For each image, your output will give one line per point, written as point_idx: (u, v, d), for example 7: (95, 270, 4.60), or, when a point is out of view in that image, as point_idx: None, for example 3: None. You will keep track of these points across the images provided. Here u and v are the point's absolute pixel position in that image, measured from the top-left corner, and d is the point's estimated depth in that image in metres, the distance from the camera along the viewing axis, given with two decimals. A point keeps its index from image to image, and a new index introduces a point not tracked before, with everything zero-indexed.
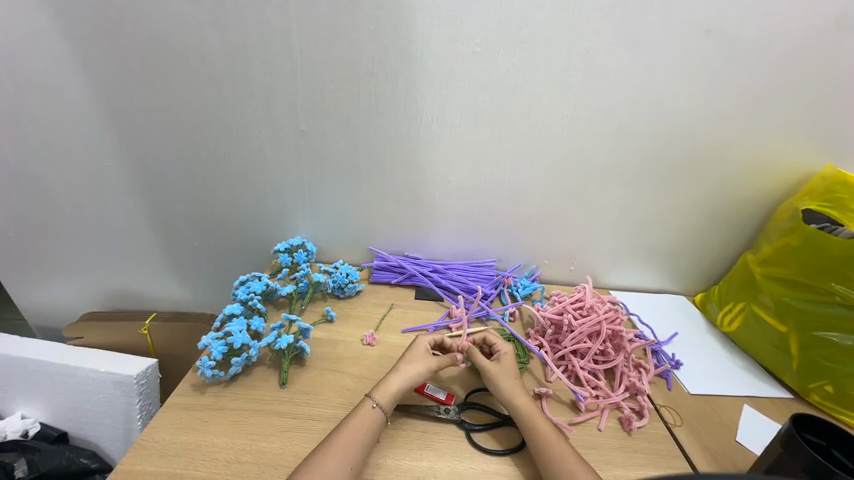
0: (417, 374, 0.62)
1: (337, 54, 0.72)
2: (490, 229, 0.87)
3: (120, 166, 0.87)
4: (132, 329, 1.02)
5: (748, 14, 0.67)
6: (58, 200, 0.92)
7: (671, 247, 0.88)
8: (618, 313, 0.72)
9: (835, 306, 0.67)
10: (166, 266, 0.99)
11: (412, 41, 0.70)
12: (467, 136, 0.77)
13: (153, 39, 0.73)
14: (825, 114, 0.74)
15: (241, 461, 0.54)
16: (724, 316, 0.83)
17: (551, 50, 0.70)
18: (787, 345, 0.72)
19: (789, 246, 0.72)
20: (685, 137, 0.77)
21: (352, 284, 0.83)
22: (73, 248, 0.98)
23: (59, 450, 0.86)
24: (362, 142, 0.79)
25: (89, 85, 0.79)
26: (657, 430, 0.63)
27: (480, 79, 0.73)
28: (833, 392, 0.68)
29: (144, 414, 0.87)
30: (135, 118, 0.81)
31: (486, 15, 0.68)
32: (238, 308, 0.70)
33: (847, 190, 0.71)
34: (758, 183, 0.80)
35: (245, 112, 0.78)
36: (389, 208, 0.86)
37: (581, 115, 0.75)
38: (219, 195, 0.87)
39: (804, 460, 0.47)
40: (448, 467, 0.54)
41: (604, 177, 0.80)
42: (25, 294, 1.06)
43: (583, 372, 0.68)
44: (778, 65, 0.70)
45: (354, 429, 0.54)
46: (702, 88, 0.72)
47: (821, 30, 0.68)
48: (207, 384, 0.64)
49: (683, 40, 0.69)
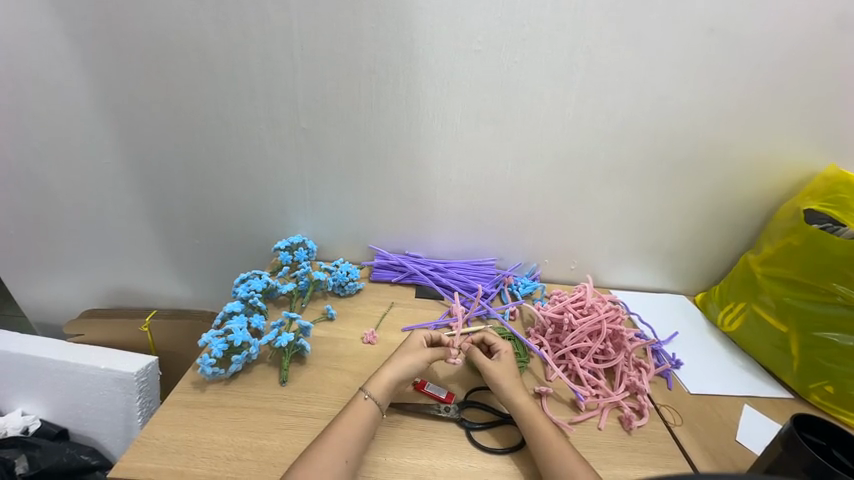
0: (411, 365, 0.62)
1: (338, 51, 0.72)
2: (491, 228, 0.87)
3: (120, 163, 0.86)
4: (132, 327, 1.02)
5: (751, 13, 0.67)
6: (58, 198, 0.92)
7: (672, 246, 0.88)
8: (619, 312, 0.72)
9: (836, 306, 0.67)
10: (167, 264, 0.99)
11: (414, 40, 0.70)
12: (468, 134, 0.77)
13: (154, 35, 0.73)
14: (828, 114, 0.74)
15: (241, 458, 0.54)
16: (725, 316, 0.83)
17: (553, 48, 0.70)
18: (787, 345, 0.72)
19: (790, 246, 0.72)
20: (686, 136, 0.76)
21: (352, 282, 0.83)
22: (73, 245, 0.98)
23: (60, 447, 0.86)
24: (363, 140, 0.79)
25: (89, 82, 0.78)
26: (657, 429, 0.63)
27: (481, 77, 0.72)
28: (833, 393, 0.68)
29: (144, 411, 0.87)
30: (134, 115, 0.81)
31: (488, 13, 0.68)
32: (238, 306, 0.71)
33: (850, 190, 0.70)
34: (760, 183, 0.80)
35: (245, 109, 0.78)
36: (390, 206, 0.85)
37: (583, 113, 0.75)
38: (220, 192, 0.87)
39: (804, 460, 0.47)
40: (448, 464, 0.54)
41: (606, 176, 0.80)
42: (26, 291, 1.06)
43: (583, 371, 0.68)
44: (781, 64, 0.70)
45: (348, 423, 0.54)
46: (704, 87, 0.72)
47: (824, 29, 0.67)
48: (207, 382, 0.64)
49: (686, 39, 0.68)
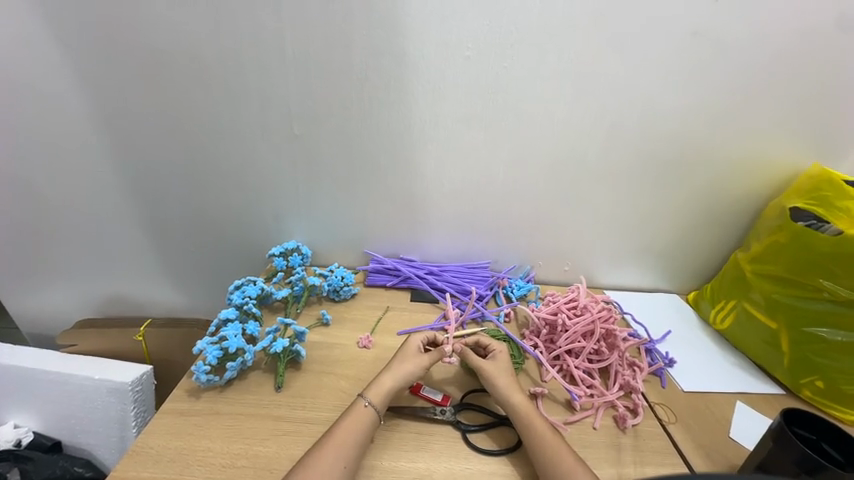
0: (409, 373, 0.62)
1: (330, 58, 0.73)
2: (485, 231, 0.88)
3: (113, 172, 0.86)
4: (125, 336, 1.02)
5: (734, 18, 0.68)
6: (51, 206, 0.91)
7: (663, 246, 0.89)
8: (611, 312, 0.74)
9: (823, 302, 0.68)
10: (161, 272, 0.99)
11: (405, 47, 0.71)
12: (461, 140, 0.78)
13: (146, 44, 0.73)
14: (812, 115, 0.75)
15: (237, 465, 0.53)
16: (717, 314, 0.84)
17: (542, 54, 0.71)
18: (777, 342, 0.73)
19: (777, 243, 0.73)
20: (675, 138, 0.78)
21: (347, 287, 0.83)
22: (67, 255, 0.98)
23: (53, 459, 0.85)
24: (356, 146, 0.80)
25: (81, 91, 0.79)
26: (652, 428, 0.63)
27: (473, 84, 0.73)
28: (824, 388, 0.69)
29: (138, 422, 0.86)
30: (128, 124, 0.81)
31: (477, 20, 0.69)
32: (233, 313, 0.70)
33: (833, 188, 0.71)
34: (747, 183, 0.82)
35: (239, 115, 0.78)
36: (384, 211, 0.86)
37: (573, 117, 0.76)
38: (214, 199, 0.87)
39: (794, 454, 0.48)
40: (444, 467, 0.55)
41: (596, 178, 0.81)
42: (17, 300, 1.05)
43: (578, 371, 0.69)
44: (766, 68, 0.72)
45: (347, 429, 0.54)
46: (690, 91, 0.74)
47: (807, 34, 0.69)
48: (202, 389, 0.64)
49: (672, 44, 0.70)
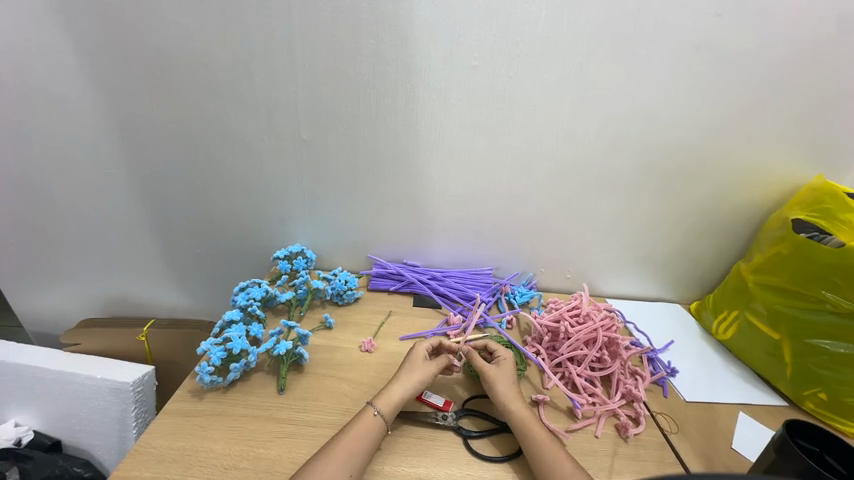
0: (420, 382, 0.62)
1: (338, 65, 0.73)
2: (488, 238, 0.88)
3: (123, 173, 0.87)
4: (128, 336, 1.02)
5: (736, 31, 0.69)
6: (60, 206, 0.92)
7: (666, 256, 0.89)
8: (614, 321, 0.75)
9: (827, 314, 0.68)
10: (166, 273, 0.99)
11: (413, 54, 0.72)
12: (464, 146, 0.79)
13: (160, 49, 0.75)
14: (813, 127, 0.76)
15: (239, 466, 0.54)
16: (719, 324, 0.84)
17: (546, 64, 0.72)
18: (780, 353, 0.74)
19: (780, 254, 0.73)
20: (676, 148, 0.78)
21: (350, 291, 0.84)
22: (74, 255, 0.98)
23: (52, 458, 0.84)
24: (362, 151, 0.80)
25: (95, 95, 0.80)
26: (653, 437, 0.63)
27: (477, 92, 0.74)
28: (827, 400, 0.69)
29: (139, 422, 0.86)
30: (139, 127, 0.82)
31: (483, 30, 0.70)
32: (237, 315, 0.71)
33: (835, 200, 0.71)
34: (751, 195, 0.82)
35: (247, 120, 0.79)
36: (388, 216, 0.86)
37: (577, 127, 0.76)
38: (220, 202, 0.88)
39: (797, 464, 0.48)
40: (445, 472, 0.55)
41: (599, 186, 0.82)
42: (22, 299, 1.06)
43: (580, 379, 0.69)
44: (767, 81, 0.73)
45: (355, 437, 0.54)
46: (693, 101, 0.74)
47: (807, 49, 0.70)
48: (206, 390, 0.64)
49: (674, 57, 0.71)
